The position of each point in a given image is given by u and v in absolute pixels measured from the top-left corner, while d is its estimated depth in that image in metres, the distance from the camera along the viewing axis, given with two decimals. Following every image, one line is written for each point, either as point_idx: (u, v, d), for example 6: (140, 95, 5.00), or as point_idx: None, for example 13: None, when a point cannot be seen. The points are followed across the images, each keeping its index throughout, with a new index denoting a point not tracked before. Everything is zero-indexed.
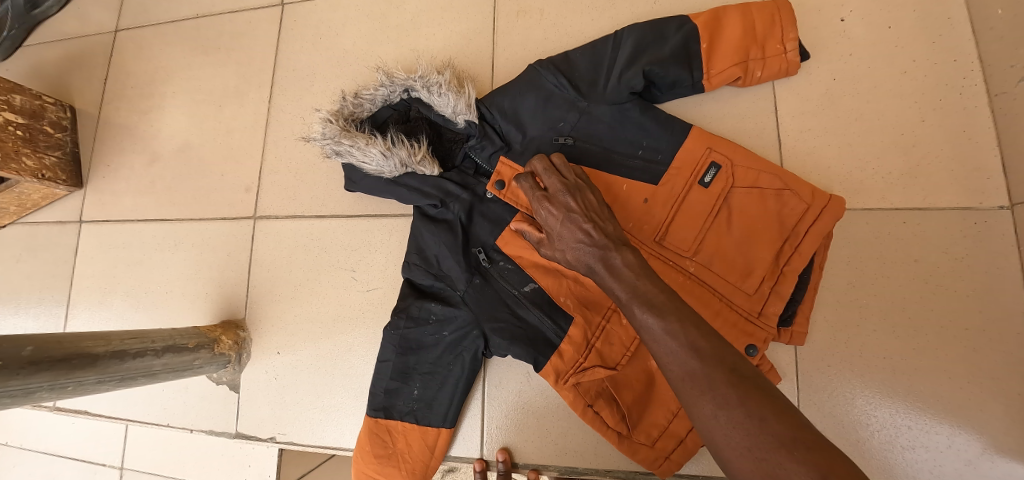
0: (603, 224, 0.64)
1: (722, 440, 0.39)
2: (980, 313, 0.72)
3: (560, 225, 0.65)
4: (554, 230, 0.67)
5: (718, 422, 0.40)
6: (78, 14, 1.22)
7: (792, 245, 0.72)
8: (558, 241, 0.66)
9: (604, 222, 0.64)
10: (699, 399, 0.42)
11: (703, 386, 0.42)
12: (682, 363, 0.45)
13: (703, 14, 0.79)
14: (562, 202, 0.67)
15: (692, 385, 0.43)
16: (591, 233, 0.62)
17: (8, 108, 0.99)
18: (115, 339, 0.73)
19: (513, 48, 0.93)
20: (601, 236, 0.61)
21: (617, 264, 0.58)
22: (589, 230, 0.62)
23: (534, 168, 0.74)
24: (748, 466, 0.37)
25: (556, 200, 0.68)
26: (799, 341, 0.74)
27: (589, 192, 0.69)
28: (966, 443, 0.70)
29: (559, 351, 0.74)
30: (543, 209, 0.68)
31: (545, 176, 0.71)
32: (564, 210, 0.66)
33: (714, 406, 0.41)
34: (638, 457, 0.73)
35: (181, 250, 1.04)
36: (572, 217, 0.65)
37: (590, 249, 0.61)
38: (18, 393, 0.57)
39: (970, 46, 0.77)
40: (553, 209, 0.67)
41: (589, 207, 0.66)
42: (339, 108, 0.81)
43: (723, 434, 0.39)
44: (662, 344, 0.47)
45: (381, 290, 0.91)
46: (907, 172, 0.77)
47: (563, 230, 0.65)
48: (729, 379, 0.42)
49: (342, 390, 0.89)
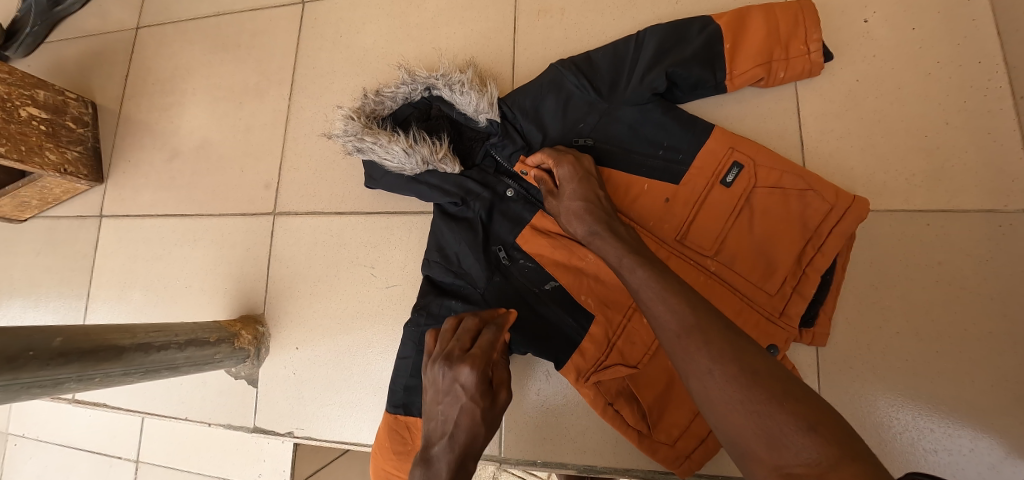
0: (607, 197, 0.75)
1: (716, 392, 0.46)
2: (1004, 317, 0.72)
3: (578, 181, 0.73)
4: (567, 185, 0.73)
5: (714, 377, 0.46)
6: (100, 11, 1.23)
7: (815, 246, 0.71)
8: (568, 194, 0.73)
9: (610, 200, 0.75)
10: (698, 356, 0.48)
11: (703, 345, 0.48)
12: (682, 326, 0.51)
13: (726, 14, 0.79)
14: (585, 166, 0.75)
15: (691, 344, 0.49)
16: (603, 201, 0.73)
17: (32, 103, 1.00)
18: (140, 332, 0.74)
19: (534, 47, 0.93)
20: (608, 206, 0.72)
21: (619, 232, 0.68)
22: (601, 198, 0.73)
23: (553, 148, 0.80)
24: (737, 416, 0.44)
25: (580, 163, 0.75)
26: (822, 342, 0.74)
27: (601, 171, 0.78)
28: (989, 447, 0.70)
29: (581, 349, 0.74)
30: (567, 164, 0.74)
31: (566, 148, 0.79)
32: (584, 172, 0.74)
33: (711, 362, 0.47)
34: (659, 457, 0.72)
35: (201, 245, 1.05)
36: (591, 180, 0.74)
37: (599, 212, 0.71)
38: (48, 384, 0.58)
39: (996, 48, 0.76)
40: (577, 167, 0.74)
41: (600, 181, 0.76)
42: (361, 105, 0.81)
43: (717, 387, 0.46)
44: (664, 313, 0.53)
45: (400, 287, 0.91)
46: (931, 174, 0.77)
47: (580, 186, 0.73)
48: (731, 345, 0.48)
49: (361, 386, 0.90)
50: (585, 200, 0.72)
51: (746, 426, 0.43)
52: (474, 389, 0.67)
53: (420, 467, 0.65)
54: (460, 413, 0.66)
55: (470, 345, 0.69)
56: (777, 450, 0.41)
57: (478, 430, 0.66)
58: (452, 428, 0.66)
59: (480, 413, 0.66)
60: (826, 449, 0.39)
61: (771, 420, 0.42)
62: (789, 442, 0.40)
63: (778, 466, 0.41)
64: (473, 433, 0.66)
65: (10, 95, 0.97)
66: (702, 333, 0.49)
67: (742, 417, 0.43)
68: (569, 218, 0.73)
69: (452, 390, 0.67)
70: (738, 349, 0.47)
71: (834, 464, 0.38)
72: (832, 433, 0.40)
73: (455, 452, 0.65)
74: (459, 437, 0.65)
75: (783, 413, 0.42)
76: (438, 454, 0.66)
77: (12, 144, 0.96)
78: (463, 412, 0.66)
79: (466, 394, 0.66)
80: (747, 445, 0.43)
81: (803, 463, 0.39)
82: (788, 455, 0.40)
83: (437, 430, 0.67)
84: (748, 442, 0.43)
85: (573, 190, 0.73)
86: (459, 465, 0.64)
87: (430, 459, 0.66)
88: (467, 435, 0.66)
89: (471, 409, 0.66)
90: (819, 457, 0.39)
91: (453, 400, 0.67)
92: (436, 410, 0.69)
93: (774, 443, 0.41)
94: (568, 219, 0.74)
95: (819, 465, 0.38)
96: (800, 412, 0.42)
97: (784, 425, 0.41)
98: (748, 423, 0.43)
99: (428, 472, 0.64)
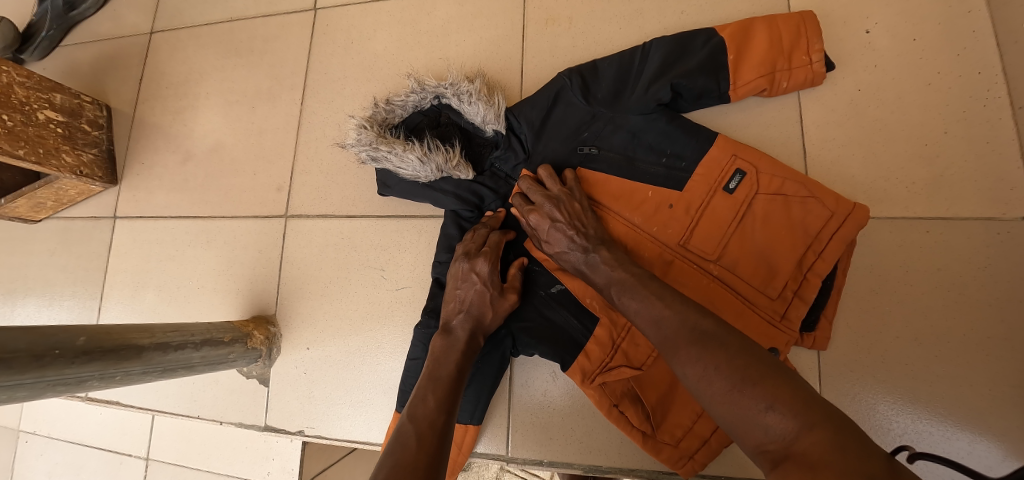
0: (586, 226, 0.75)
1: (695, 391, 0.52)
2: (1002, 322, 0.73)
3: (548, 232, 0.76)
4: (543, 236, 0.77)
5: (688, 378, 0.53)
6: (114, 15, 1.26)
7: (815, 252, 0.73)
8: (546, 245, 0.78)
9: (586, 225, 0.75)
10: (677, 361, 0.55)
11: (675, 351, 0.55)
12: (659, 336, 0.59)
13: (729, 25, 0.81)
14: (546, 215, 0.76)
15: (669, 352, 0.56)
16: (575, 240, 0.74)
17: (49, 106, 1.03)
18: (158, 331, 0.76)
19: (542, 56, 0.95)
20: (583, 241, 0.73)
21: (595, 260, 0.71)
22: (573, 237, 0.74)
23: (523, 182, 0.81)
24: (715, 405, 0.49)
25: (542, 211, 0.77)
26: (823, 346, 0.76)
27: (573, 200, 0.77)
28: (988, 449, 0.71)
29: (586, 351, 0.76)
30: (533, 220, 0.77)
31: (533, 190, 0.79)
32: (549, 221, 0.76)
33: (683, 366, 0.54)
34: (664, 457, 0.74)
35: (213, 246, 1.07)
36: (558, 226, 0.75)
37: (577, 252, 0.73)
38: (72, 382, 0.60)
39: (995, 59, 0.78)
40: (540, 219, 0.76)
41: (573, 213, 0.76)
42: (372, 114, 0.83)
43: (694, 387, 0.52)
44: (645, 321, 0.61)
45: (409, 289, 0.93)
46: (931, 182, 0.78)
47: (551, 236, 0.76)
48: (696, 345, 0.53)
49: (371, 386, 0.91)
50: (558, 246, 0.75)
51: (723, 415, 0.49)
52: (488, 278, 0.77)
53: (441, 335, 0.75)
54: (473, 297, 0.77)
55: (484, 244, 0.81)
56: (751, 432, 0.45)
57: (487, 311, 0.76)
58: (466, 306, 0.77)
59: (489, 296, 0.77)
60: (788, 423, 0.43)
61: (739, 406, 0.47)
62: (758, 423, 0.45)
63: (758, 446, 0.45)
64: (483, 312, 0.76)
65: (28, 99, 0.99)
66: (674, 339, 0.56)
67: (718, 406, 0.49)
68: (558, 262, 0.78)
69: (468, 277, 0.78)
70: (702, 347, 0.53)
71: (796, 435, 0.42)
72: (791, 407, 0.44)
73: (470, 324, 0.76)
74: (472, 313, 0.76)
75: (747, 396, 0.47)
76: (456, 326, 0.76)
77: (29, 147, 0.98)
78: (476, 295, 0.77)
79: (480, 281, 0.77)
80: (732, 430, 0.48)
81: (775, 440, 0.43)
82: (761, 435, 0.45)
83: (453, 308, 0.78)
84: (731, 428, 0.48)
85: (546, 237, 0.77)
86: (473, 337, 0.75)
87: (449, 329, 0.76)
88: (477, 314, 0.76)
89: (483, 294, 0.77)
90: (783, 432, 0.43)
91: (469, 285, 0.78)
92: (452, 294, 0.79)
93: (747, 426, 0.46)
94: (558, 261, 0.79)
95: (785, 440, 0.43)
96: (760, 393, 0.46)
97: (751, 409, 0.46)
98: (725, 411, 0.48)
99: (448, 338, 0.75)
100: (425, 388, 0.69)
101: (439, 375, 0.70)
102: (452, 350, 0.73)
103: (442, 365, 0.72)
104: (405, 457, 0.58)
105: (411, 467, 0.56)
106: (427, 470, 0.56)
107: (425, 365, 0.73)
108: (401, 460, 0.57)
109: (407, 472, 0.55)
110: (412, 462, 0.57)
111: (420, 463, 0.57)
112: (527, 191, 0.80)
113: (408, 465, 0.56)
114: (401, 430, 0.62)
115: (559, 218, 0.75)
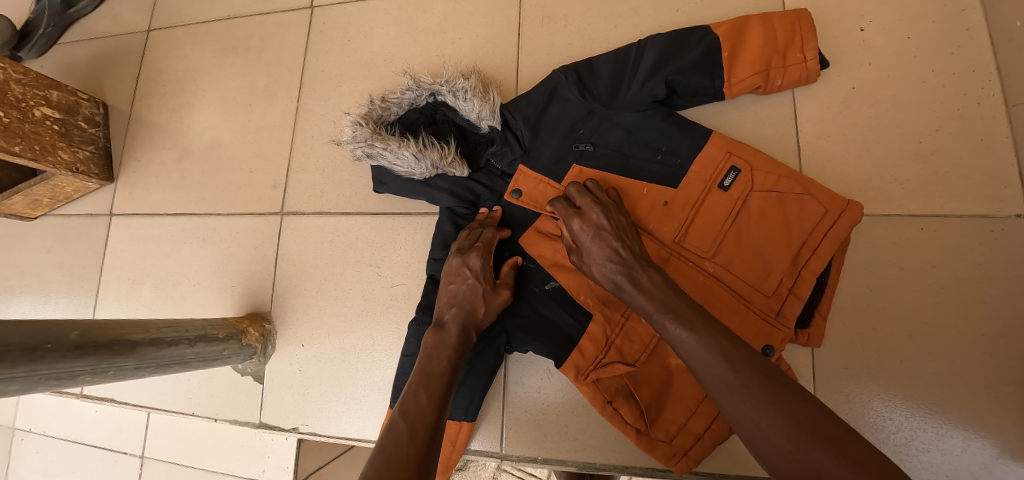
0: (630, 243, 0.71)
1: (765, 443, 0.47)
2: (997, 320, 0.73)
3: (590, 239, 0.71)
4: (584, 245, 0.72)
5: (761, 429, 0.47)
6: (112, 13, 1.26)
7: (810, 248, 0.73)
8: (586, 254, 0.72)
9: (632, 242, 0.71)
10: (742, 405, 0.50)
11: (744, 396, 0.50)
12: (723, 375, 0.52)
13: (724, 23, 0.81)
14: (594, 220, 0.72)
15: (735, 396, 0.50)
16: (619, 252, 0.69)
17: (46, 103, 1.03)
18: (152, 327, 0.75)
19: (538, 53, 0.95)
20: (628, 255, 0.69)
21: (641, 280, 0.66)
22: (618, 249, 0.69)
23: (571, 191, 0.78)
24: (783, 459, 0.45)
25: (588, 217, 0.73)
26: (816, 343, 0.76)
27: (619, 213, 0.74)
28: (981, 447, 0.71)
29: (579, 347, 0.76)
30: (575, 224, 0.73)
31: (579, 196, 0.77)
32: (595, 228, 0.72)
33: (756, 414, 0.48)
34: (657, 454, 0.74)
35: (209, 243, 1.07)
36: (602, 234, 0.71)
37: (618, 266, 0.68)
38: (65, 375, 0.60)
39: (989, 57, 0.78)
40: (585, 225, 0.72)
41: (619, 225, 0.72)
42: (368, 112, 0.83)
43: (765, 439, 0.47)
44: (696, 355, 0.56)
45: (405, 286, 0.93)
46: (925, 180, 0.78)
47: (593, 246, 0.71)
48: (771, 393, 0.49)
49: (366, 382, 0.91)
50: (599, 258, 0.70)
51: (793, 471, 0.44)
52: (481, 273, 0.77)
53: (433, 330, 0.75)
54: (465, 291, 0.77)
55: (477, 240, 0.81)
56: None
57: (479, 306, 0.76)
58: (459, 300, 0.77)
59: (482, 291, 0.77)
60: None
61: (818, 463, 0.43)
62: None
63: None
64: (475, 307, 0.76)
65: (25, 95, 0.99)
66: (741, 383, 0.51)
67: (788, 460, 0.45)
68: (595, 279, 0.72)
69: (461, 272, 0.78)
70: (777, 396, 0.48)
71: None
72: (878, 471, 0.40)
73: (462, 319, 0.75)
74: (464, 308, 0.76)
75: (828, 455, 0.43)
76: (448, 320, 0.76)
77: (26, 143, 0.98)
78: (468, 290, 0.77)
79: (473, 275, 0.77)
80: None
81: None
82: None
83: (445, 303, 0.78)
84: None
85: (588, 248, 0.72)
86: (466, 332, 0.75)
87: (442, 324, 0.75)
88: (469, 308, 0.76)
89: (476, 289, 0.77)
90: None
91: (462, 279, 0.78)
92: (445, 290, 0.79)
93: None
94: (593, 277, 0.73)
95: None
96: (844, 453, 0.42)
97: (830, 467, 0.42)
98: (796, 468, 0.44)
99: (440, 333, 0.74)
100: (417, 385, 0.68)
101: (432, 372, 0.70)
102: (444, 345, 0.73)
103: (435, 360, 0.71)
104: (397, 453, 0.57)
105: (402, 466, 0.55)
106: (418, 468, 0.56)
107: (417, 360, 0.73)
108: (393, 456, 0.57)
109: (399, 470, 0.55)
110: (405, 458, 0.57)
111: (412, 461, 0.56)
112: (574, 195, 0.77)
113: (400, 462, 0.56)
114: (393, 427, 0.62)
115: (606, 226, 0.71)
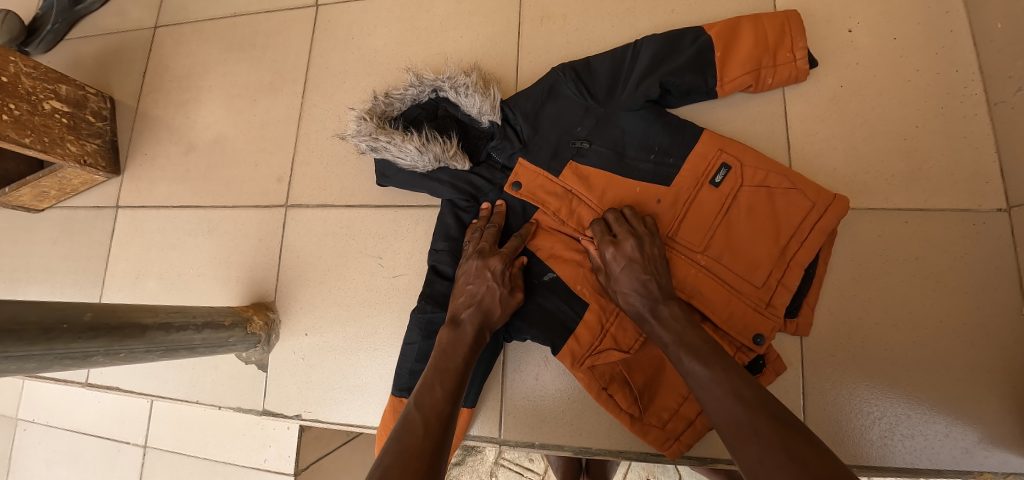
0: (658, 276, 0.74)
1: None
2: (978, 309, 0.76)
3: (621, 269, 0.74)
4: (612, 270, 0.75)
5: (765, 466, 0.49)
6: (118, 10, 1.28)
7: (798, 242, 0.76)
8: (614, 282, 0.75)
9: (660, 274, 0.74)
10: (750, 445, 0.52)
11: (751, 434, 0.52)
12: (732, 416, 0.55)
13: (717, 24, 0.84)
14: (627, 250, 0.74)
15: (743, 436, 0.53)
16: (647, 285, 0.72)
17: (56, 97, 1.05)
18: (161, 311, 0.78)
19: (537, 52, 0.98)
20: (655, 289, 0.72)
21: (663, 314, 0.70)
22: (646, 282, 0.72)
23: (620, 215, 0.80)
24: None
25: (623, 247, 0.74)
26: (805, 331, 0.78)
27: (654, 246, 0.76)
28: (963, 433, 0.74)
29: (576, 335, 0.78)
30: (610, 250, 0.75)
31: (617, 224, 0.78)
32: (627, 258, 0.74)
33: (761, 450, 0.50)
34: (650, 438, 0.77)
35: (214, 235, 1.09)
36: (632, 267, 0.73)
37: (642, 298, 0.72)
38: (78, 356, 0.62)
39: (971, 58, 0.81)
40: (618, 255, 0.74)
41: (650, 256, 0.74)
42: (372, 107, 0.86)
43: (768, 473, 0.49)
44: (709, 391, 0.59)
45: (406, 277, 0.95)
46: (909, 175, 0.81)
47: (622, 275, 0.74)
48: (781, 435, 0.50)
49: (368, 370, 0.94)
50: (626, 287, 0.73)
51: None
52: (502, 277, 0.79)
53: (449, 327, 0.76)
54: (485, 293, 0.78)
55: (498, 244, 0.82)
56: None
57: (496, 308, 0.78)
58: (477, 301, 0.78)
59: (500, 294, 0.78)
60: None
61: None
62: None
63: None
64: (491, 309, 0.78)
65: (34, 89, 1.01)
66: (752, 421, 0.53)
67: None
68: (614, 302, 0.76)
69: (481, 273, 0.79)
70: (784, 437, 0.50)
71: None
72: None
73: (478, 319, 0.77)
74: (481, 309, 0.77)
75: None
76: (465, 319, 0.77)
77: (36, 135, 1.00)
78: (488, 292, 0.78)
79: (494, 278, 0.78)
80: None
81: None
82: None
83: (462, 302, 0.79)
84: None
85: (615, 276, 0.75)
86: (480, 332, 0.76)
87: (457, 321, 0.77)
88: (486, 310, 0.78)
89: (494, 292, 0.78)
90: None
91: (482, 281, 0.79)
92: (463, 289, 0.80)
93: None
94: (615, 299, 0.76)
95: None
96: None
97: None
98: None
99: (455, 332, 0.76)
100: (432, 379, 0.70)
101: (446, 367, 0.71)
102: (459, 343, 0.74)
103: (449, 357, 0.73)
104: (412, 443, 0.59)
105: (415, 454, 0.57)
106: (431, 456, 0.57)
107: (432, 356, 0.74)
108: (408, 446, 0.58)
109: (413, 460, 0.56)
110: (419, 448, 0.58)
111: (426, 449, 0.58)
112: (611, 222, 0.79)
113: (416, 452, 0.57)
114: (409, 418, 0.63)
115: (638, 259, 0.73)
